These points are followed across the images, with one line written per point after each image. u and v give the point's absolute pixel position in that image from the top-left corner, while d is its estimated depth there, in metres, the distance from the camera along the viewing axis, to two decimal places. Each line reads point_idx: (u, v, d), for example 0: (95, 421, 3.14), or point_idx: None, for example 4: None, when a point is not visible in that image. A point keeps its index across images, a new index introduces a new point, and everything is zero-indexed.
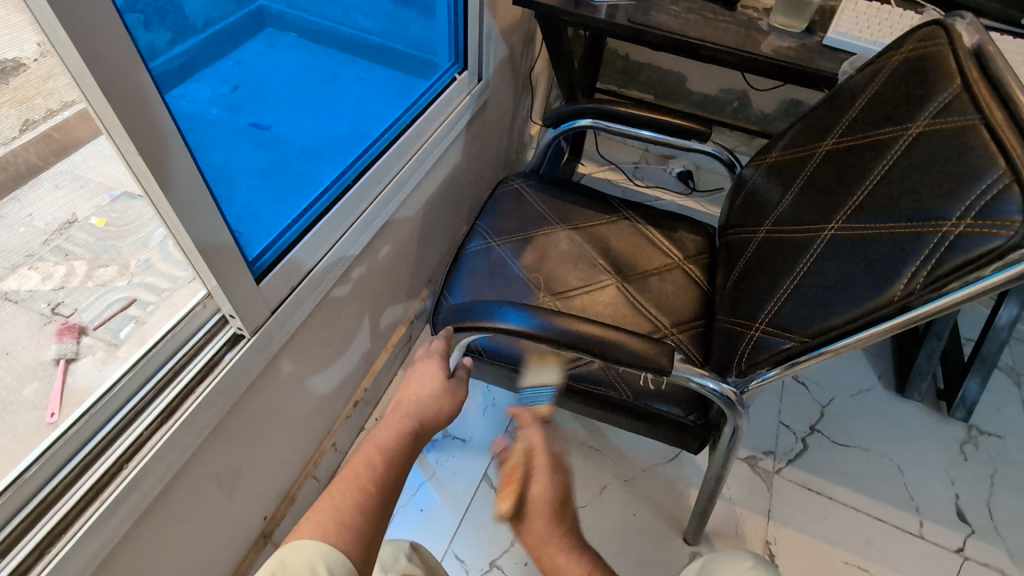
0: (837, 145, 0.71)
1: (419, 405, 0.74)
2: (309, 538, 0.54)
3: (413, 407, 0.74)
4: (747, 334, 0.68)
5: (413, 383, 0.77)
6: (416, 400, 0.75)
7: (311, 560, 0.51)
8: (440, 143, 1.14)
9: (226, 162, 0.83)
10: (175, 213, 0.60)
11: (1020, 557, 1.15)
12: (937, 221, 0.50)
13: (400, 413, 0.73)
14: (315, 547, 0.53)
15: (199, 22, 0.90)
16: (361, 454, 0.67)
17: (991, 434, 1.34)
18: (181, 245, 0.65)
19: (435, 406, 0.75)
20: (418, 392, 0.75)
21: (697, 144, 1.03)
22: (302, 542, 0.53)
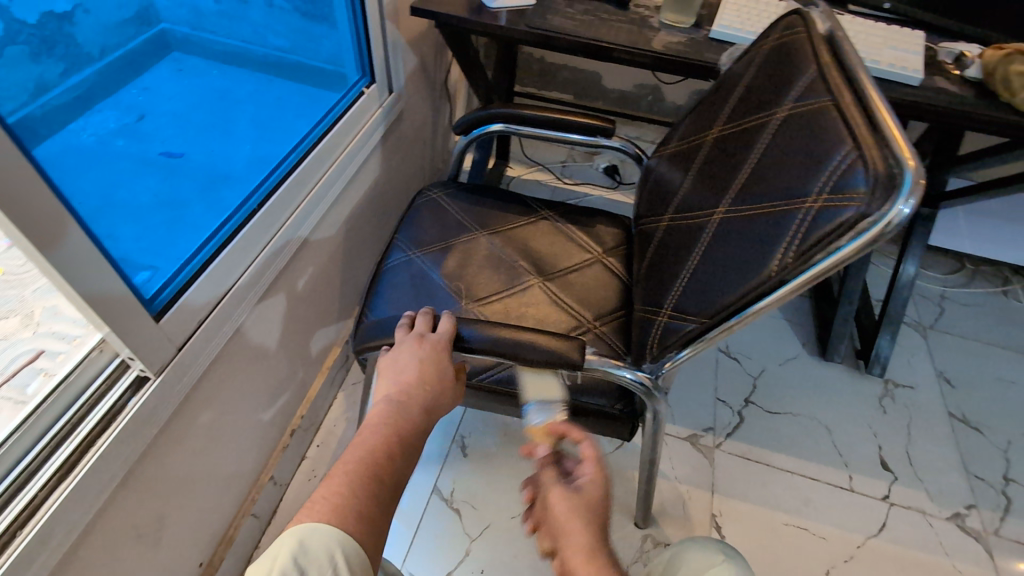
0: (723, 132, 0.76)
1: (433, 392, 0.67)
2: (328, 526, 0.51)
3: (425, 398, 0.66)
4: (657, 321, 0.72)
5: (408, 365, 0.67)
6: (429, 392, 0.66)
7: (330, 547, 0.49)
8: (354, 160, 1.12)
9: (119, 195, 0.80)
10: (50, 262, 0.56)
11: (938, 496, 1.25)
12: (802, 199, 0.54)
13: (415, 404, 0.65)
14: (333, 535, 0.50)
15: (90, 50, 0.88)
16: (373, 434, 0.61)
17: (904, 386, 1.46)
18: (64, 293, 0.61)
19: (444, 390, 0.68)
20: (434, 381, 0.67)
21: (605, 140, 1.06)
22: (321, 529, 0.50)
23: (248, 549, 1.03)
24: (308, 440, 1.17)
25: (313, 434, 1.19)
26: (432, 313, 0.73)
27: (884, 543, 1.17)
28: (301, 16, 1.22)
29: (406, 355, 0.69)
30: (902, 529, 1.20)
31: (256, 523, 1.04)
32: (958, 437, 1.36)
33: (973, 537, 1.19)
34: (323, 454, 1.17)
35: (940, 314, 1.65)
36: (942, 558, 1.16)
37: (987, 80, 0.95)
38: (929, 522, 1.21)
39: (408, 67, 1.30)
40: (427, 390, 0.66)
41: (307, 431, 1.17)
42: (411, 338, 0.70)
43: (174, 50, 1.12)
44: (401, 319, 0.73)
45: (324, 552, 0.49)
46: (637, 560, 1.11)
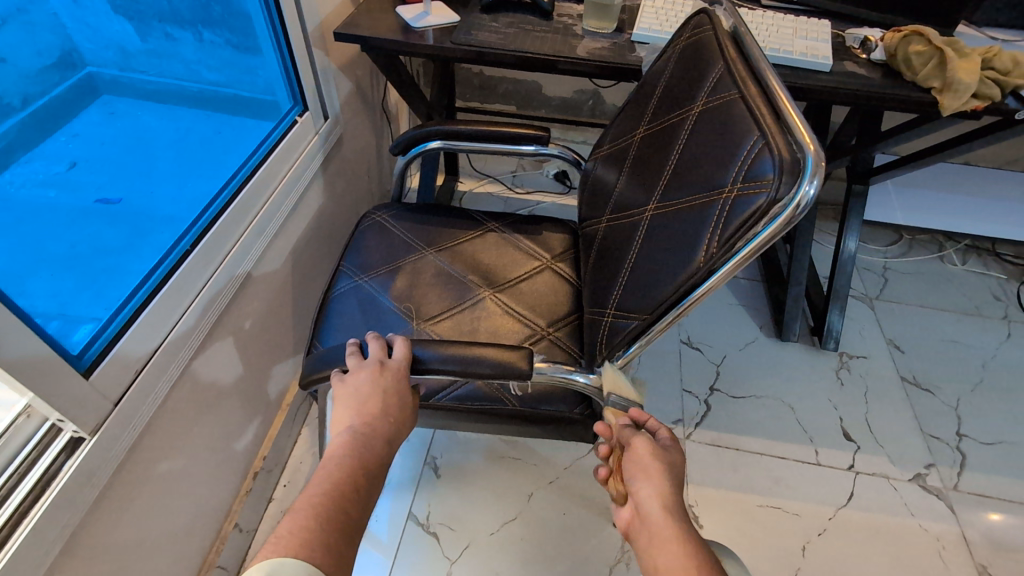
0: (648, 131, 0.78)
1: (395, 423, 0.66)
2: (295, 558, 0.48)
3: (388, 428, 0.65)
4: (603, 321, 0.73)
5: (369, 395, 0.65)
6: (391, 422, 0.66)
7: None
8: (292, 190, 1.10)
9: (25, 253, 0.76)
10: None
11: (899, 459, 1.30)
12: (720, 189, 0.56)
13: (379, 436, 0.64)
14: (303, 567, 0.48)
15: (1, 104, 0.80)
16: (336, 468, 0.59)
17: (858, 357, 1.51)
18: None
19: (404, 419, 0.68)
20: (396, 412, 0.67)
21: (543, 148, 1.08)
22: (291, 560, 0.48)
23: None
24: (274, 481, 1.13)
25: (279, 474, 1.16)
26: (386, 340, 0.70)
27: (854, 512, 1.21)
28: (234, 49, 1.17)
29: (367, 384, 0.66)
30: (869, 495, 1.23)
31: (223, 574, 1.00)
32: (912, 400, 1.42)
33: (935, 495, 1.24)
34: (290, 494, 1.14)
35: (884, 285, 1.72)
36: (909, 519, 1.20)
37: (891, 62, 1.00)
38: (894, 486, 1.25)
39: (342, 92, 1.30)
40: (389, 422, 0.66)
41: (271, 472, 1.13)
42: (370, 368, 0.67)
43: (103, 93, 1.01)
44: (352, 348, 0.69)
45: None
46: (619, 560, 1.10)
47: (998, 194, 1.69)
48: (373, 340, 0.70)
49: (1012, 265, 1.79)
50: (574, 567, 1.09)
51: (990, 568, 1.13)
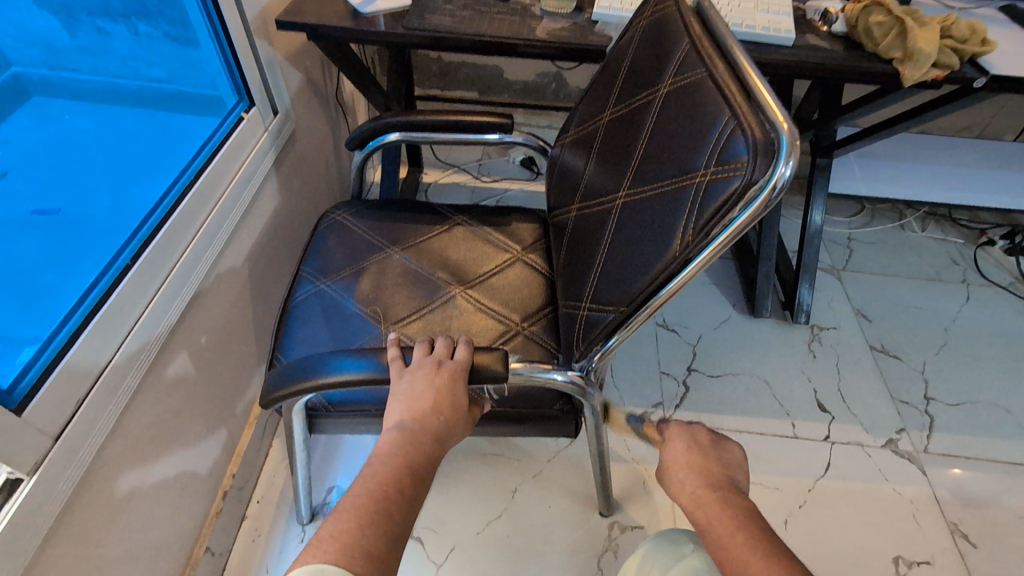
0: (614, 114, 0.75)
1: (447, 423, 0.63)
2: (336, 565, 0.46)
3: (439, 427, 0.62)
4: (579, 315, 0.70)
5: (419, 394, 0.63)
6: (443, 421, 0.63)
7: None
8: (244, 193, 1.03)
9: None
10: None
11: (872, 427, 1.33)
12: (692, 173, 0.53)
13: (428, 433, 0.61)
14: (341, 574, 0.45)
15: None
16: (383, 463, 0.58)
17: (828, 328, 1.54)
18: None
19: (457, 422, 0.64)
20: (449, 411, 0.63)
21: (507, 136, 1.04)
22: (329, 568, 0.45)
23: None
24: (246, 498, 1.09)
25: (251, 490, 1.11)
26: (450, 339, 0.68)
27: (832, 481, 1.23)
28: (173, 42, 1.07)
29: (419, 385, 0.64)
30: (845, 464, 1.26)
31: None
32: (882, 368, 1.45)
33: (907, 458, 1.27)
34: (265, 510, 1.09)
35: (850, 255, 1.75)
36: (883, 484, 1.23)
37: (852, 34, 1.00)
38: (868, 453, 1.28)
39: (291, 85, 1.23)
40: (441, 419, 0.62)
41: (242, 489, 1.08)
42: (427, 365, 0.65)
43: (34, 95, 0.92)
44: (391, 352, 0.66)
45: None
46: (606, 549, 1.10)
47: (954, 161, 1.73)
48: (371, 352, 0.67)
49: (969, 230, 1.85)
50: (562, 560, 1.09)
51: (961, 525, 1.17)
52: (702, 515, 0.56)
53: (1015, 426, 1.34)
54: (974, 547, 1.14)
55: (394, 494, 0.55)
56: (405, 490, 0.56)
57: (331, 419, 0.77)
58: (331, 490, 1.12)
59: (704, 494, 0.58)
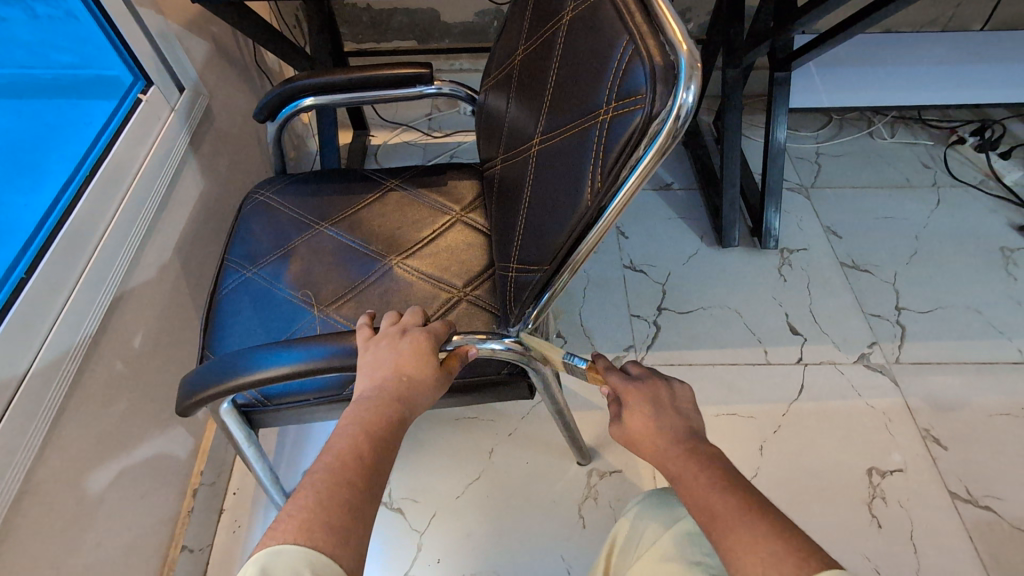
0: (527, 51, 0.68)
1: (411, 383, 0.57)
2: (295, 545, 0.40)
3: (403, 391, 0.56)
4: (509, 277, 0.66)
5: (378, 356, 0.58)
6: (407, 385, 0.57)
7: (297, 568, 0.39)
8: (156, 181, 0.95)
9: None
10: None
11: (844, 344, 1.32)
12: (595, 111, 0.48)
13: (393, 398, 0.55)
14: (301, 552, 0.40)
15: None
16: (342, 438, 0.51)
17: (798, 250, 1.51)
18: None
19: (425, 384, 0.58)
20: (411, 371, 0.58)
21: (428, 89, 0.96)
22: (287, 548, 0.40)
23: None
24: (220, 491, 1.07)
25: (225, 483, 1.10)
26: (408, 310, 0.65)
27: (806, 403, 1.23)
28: (77, 23, 0.94)
29: (385, 351, 0.59)
30: (818, 385, 1.26)
31: None
32: (853, 283, 1.43)
33: (879, 371, 1.27)
34: (242, 501, 1.08)
35: (818, 171, 1.70)
36: (856, 399, 1.23)
37: None
38: (840, 370, 1.28)
39: (196, 54, 1.12)
40: (402, 380, 0.57)
41: (215, 484, 1.06)
42: (390, 333, 0.61)
43: None
44: (314, 342, 0.62)
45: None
46: (586, 497, 1.11)
47: (921, 60, 1.65)
48: (304, 341, 0.62)
49: (939, 130, 1.79)
50: (542, 512, 1.09)
51: (932, 430, 1.18)
52: (672, 470, 0.53)
53: (986, 326, 1.34)
54: (945, 450, 1.15)
55: (354, 462, 0.49)
56: (367, 455, 0.50)
57: (270, 412, 0.74)
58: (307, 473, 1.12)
59: (668, 449, 0.55)
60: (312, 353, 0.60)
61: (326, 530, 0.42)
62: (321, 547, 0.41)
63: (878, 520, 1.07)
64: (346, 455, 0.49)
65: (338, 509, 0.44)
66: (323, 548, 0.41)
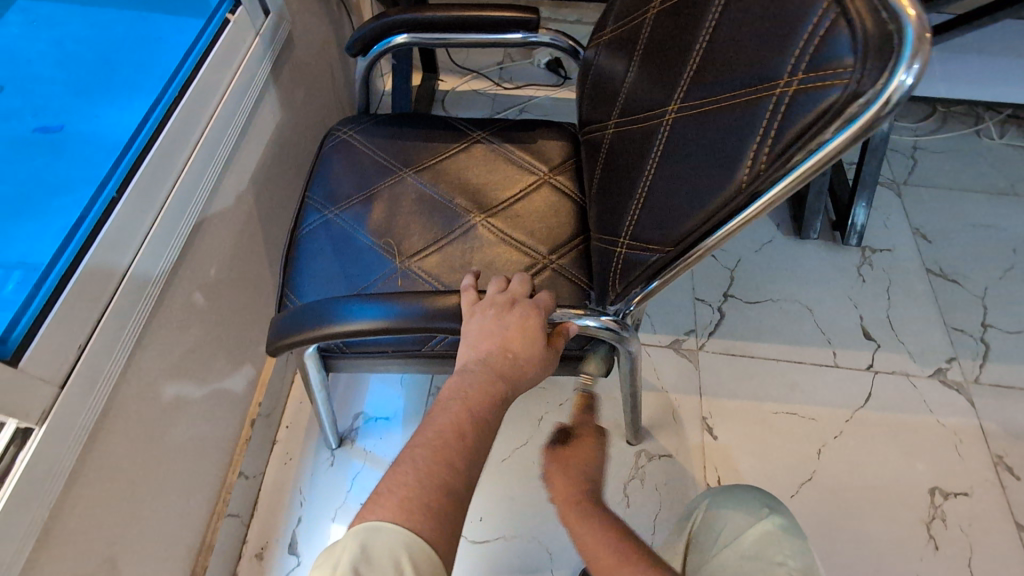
0: (667, 5, 0.61)
1: (516, 361, 0.55)
2: (393, 526, 0.41)
3: (508, 367, 0.55)
4: (616, 253, 0.62)
5: (486, 328, 0.56)
6: (513, 361, 0.55)
7: (393, 554, 0.39)
8: (240, 108, 0.91)
9: None
10: None
11: (920, 355, 1.25)
12: (770, 82, 0.42)
13: (495, 375, 0.54)
14: (399, 534, 0.40)
15: None
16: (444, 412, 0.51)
17: (881, 250, 1.41)
18: None
19: (532, 362, 0.56)
20: (518, 349, 0.56)
21: (531, 36, 0.89)
22: (387, 527, 0.41)
23: (232, 549, 0.97)
24: (274, 424, 1.10)
25: (279, 417, 1.12)
26: (515, 278, 0.62)
27: (871, 412, 1.18)
28: None
29: (488, 324, 0.57)
30: (887, 395, 1.20)
31: (238, 519, 0.99)
32: (937, 293, 1.34)
33: (954, 389, 1.20)
34: (294, 435, 1.11)
35: (913, 167, 1.57)
36: (927, 415, 1.17)
37: None
38: (913, 383, 1.21)
39: None
40: (508, 356, 0.55)
41: (270, 416, 1.09)
42: (498, 303, 0.58)
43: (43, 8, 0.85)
44: (407, 298, 0.59)
45: (387, 562, 0.39)
46: (633, 477, 1.10)
47: None
48: (390, 297, 0.59)
49: None
50: None
51: (1006, 458, 1.12)
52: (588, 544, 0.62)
53: None
54: (1018, 480, 1.09)
55: (458, 442, 0.49)
56: (471, 435, 0.50)
57: (347, 359, 0.74)
58: (358, 416, 1.13)
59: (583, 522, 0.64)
60: (400, 309, 0.58)
61: (430, 512, 0.43)
62: (417, 529, 0.41)
63: (936, 542, 1.03)
64: (451, 433, 0.49)
65: (443, 492, 0.45)
66: (419, 530, 0.41)
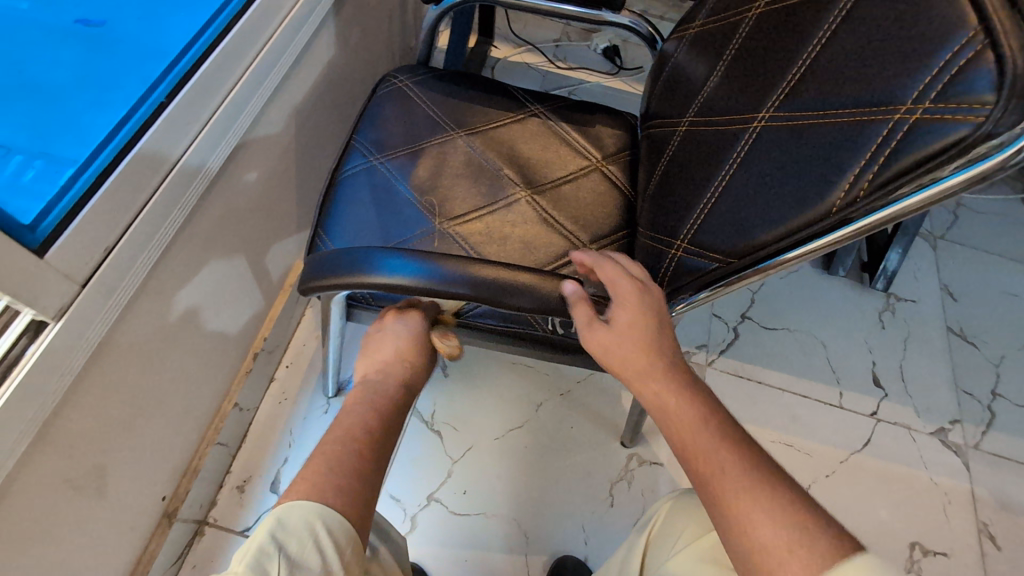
0: (772, 5, 0.57)
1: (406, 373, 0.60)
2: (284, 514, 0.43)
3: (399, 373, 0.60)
4: (668, 254, 0.59)
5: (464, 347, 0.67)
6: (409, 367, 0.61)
7: (310, 522, 0.42)
8: (298, 35, 0.88)
9: None
10: None
11: (925, 411, 1.24)
12: (889, 107, 0.41)
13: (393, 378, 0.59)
14: (313, 507, 0.43)
15: None
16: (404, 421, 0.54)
17: (906, 300, 1.39)
18: None
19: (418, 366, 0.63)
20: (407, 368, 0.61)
21: (610, 15, 0.85)
22: (299, 502, 0.43)
23: (213, 478, 0.96)
24: (275, 361, 1.09)
25: (280, 355, 1.11)
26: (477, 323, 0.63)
27: (867, 458, 1.17)
28: None
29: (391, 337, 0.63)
30: (885, 444, 1.19)
31: (225, 449, 0.98)
32: (953, 353, 1.32)
33: (953, 451, 1.19)
34: (293, 375, 1.10)
35: (953, 224, 1.54)
36: (921, 471, 1.17)
37: None
38: (913, 437, 1.20)
39: None
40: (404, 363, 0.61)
41: (272, 353, 1.07)
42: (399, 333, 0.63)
43: None
44: (436, 258, 0.57)
45: (302, 530, 0.42)
46: (621, 478, 1.09)
47: None
48: (428, 255, 0.57)
49: None
50: (575, 478, 1.09)
51: (991, 527, 1.11)
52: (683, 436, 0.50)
53: None
54: (998, 551, 1.09)
55: None
56: None
57: (370, 311, 0.73)
58: (359, 369, 1.12)
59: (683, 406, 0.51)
60: (436, 270, 0.56)
61: None
62: None
63: None
64: None
65: None
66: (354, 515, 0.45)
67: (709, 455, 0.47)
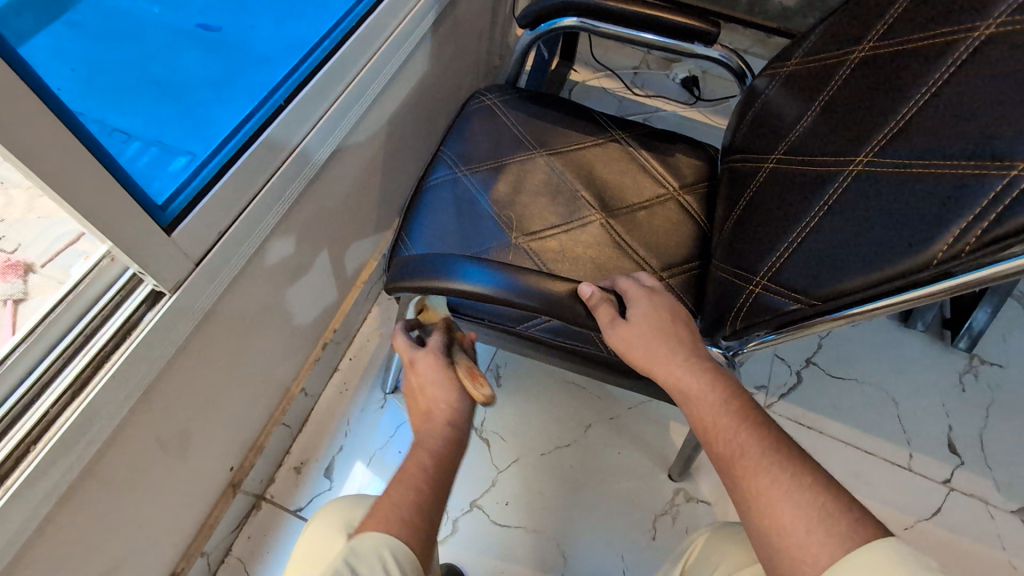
0: (878, 50, 0.57)
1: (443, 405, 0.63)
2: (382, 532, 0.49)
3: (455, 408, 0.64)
4: (745, 289, 0.59)
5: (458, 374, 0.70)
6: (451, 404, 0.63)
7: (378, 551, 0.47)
8: (399, 50, 0.94)
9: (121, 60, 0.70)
10: (36, 172, 0.47)
11: (1008, 487, 1.14)
12: (1005, 162, 0.40)
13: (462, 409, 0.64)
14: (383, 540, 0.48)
15: None
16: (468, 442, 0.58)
17: (992, 363, 1.29)
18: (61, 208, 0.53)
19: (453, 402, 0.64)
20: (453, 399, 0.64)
21: (702, 48, 0.86)
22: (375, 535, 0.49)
23: (275, 457, 1.02)
24: (341, 352, 1.14)
25: (346, 347, 1.16)
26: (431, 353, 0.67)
27: (936, 527, 1.10)
28: None
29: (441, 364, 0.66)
30: (957, 515, 1.11)
31: (288, 431, 1.04)
32: None
33: None
34: (355, 368, 1.15)
35: None
36: (997, 551, 1.08)
37: None
38: (990, 513, 1.11)
39: None
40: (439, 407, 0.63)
41: (339, 344, 1.13)
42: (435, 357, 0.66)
43: None
44: (513, 270, 0.59)
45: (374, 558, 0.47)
46: (665, 511, 1.07)
47: None
48: (505, 266, 0.59)
49: None
50: (619, 505, 1.07)
51: None
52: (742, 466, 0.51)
53: None
54: None
55: None
56: None
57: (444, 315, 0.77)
58: None
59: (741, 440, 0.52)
60: (512, 281, 0.58)
61: None
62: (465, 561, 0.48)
63: None
64: None
65: None
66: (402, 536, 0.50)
67: (750, 476, 0.50)
